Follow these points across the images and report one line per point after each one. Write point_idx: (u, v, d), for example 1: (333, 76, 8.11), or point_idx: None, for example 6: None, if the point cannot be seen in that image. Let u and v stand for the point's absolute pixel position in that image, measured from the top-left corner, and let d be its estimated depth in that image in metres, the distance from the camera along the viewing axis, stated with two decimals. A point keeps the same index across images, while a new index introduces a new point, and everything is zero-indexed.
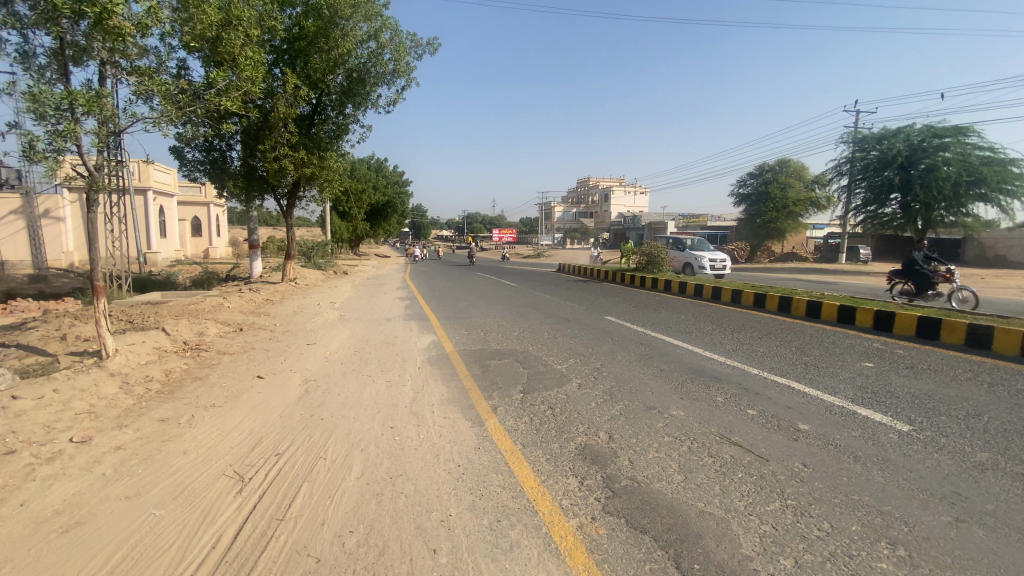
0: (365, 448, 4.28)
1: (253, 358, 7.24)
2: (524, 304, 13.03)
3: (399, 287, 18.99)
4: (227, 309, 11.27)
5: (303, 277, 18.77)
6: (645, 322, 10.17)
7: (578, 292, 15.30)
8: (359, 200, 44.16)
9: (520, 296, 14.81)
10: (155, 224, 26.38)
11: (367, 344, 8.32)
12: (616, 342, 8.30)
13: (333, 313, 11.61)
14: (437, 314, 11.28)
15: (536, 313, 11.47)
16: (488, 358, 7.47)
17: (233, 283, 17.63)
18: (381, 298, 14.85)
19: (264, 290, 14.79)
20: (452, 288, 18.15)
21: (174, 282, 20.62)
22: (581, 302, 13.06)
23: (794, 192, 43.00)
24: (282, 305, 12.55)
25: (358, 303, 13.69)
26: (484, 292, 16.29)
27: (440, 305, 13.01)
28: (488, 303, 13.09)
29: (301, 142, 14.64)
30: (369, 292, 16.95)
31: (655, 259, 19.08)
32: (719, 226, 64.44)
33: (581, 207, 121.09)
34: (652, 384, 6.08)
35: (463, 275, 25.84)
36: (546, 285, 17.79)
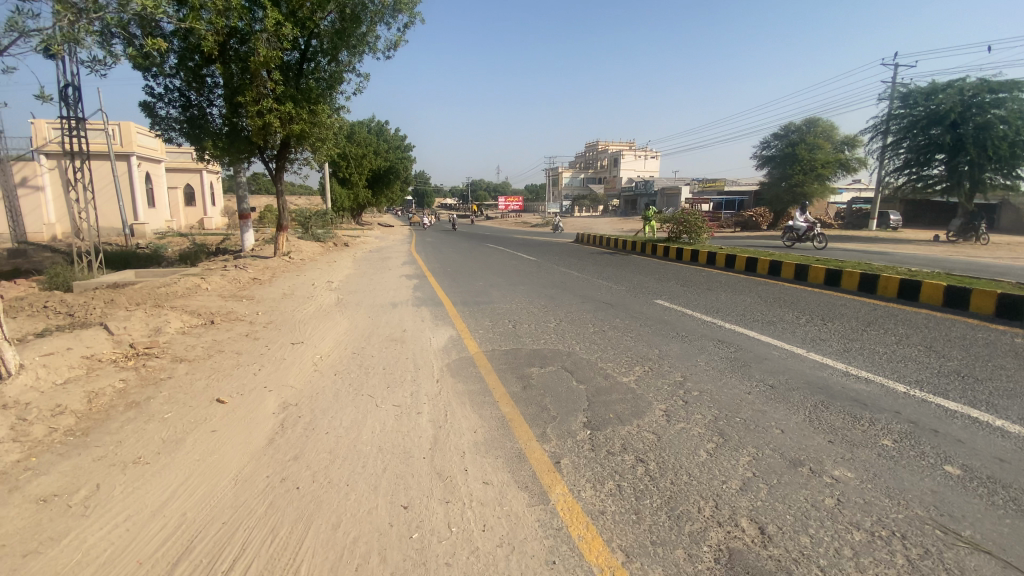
0: (363, 566, 2.54)
1: (218, 367, 5.48)
2: (551, 282, 11.15)
3: (405, 261, 17.12)
4: (205, 293, 9.48)
5: (298, 250, 16.93)
6: (708, 308, 8.31)
7: (610, 268, 13.36)
8: (360, 165, 41.87)
9: (544, 272, 12.90)
10: (140, 193, 24.35)
11: (368, 343, 6.53)
12: (686, 338, 6.47)
13: (329, 297, 9.80)
14: (453, 298, 9.46)
15: (569, 294, 9.62)
16: (529, 364, 5.68)
17: (221, 258, 15.81)
18: (386, 275, 13.07)
19: (254, 267, 13.04)
20: (464, 263, 16.35)
21: (159, 257, 18.83)
22: (618, 280, 11.17)
23: (824, 155, 40.12)
24: (272, 286, 10.77)
25: (359, 281, 11.90)
26: (501, 268, 14.41)
27: (454, 284, 11.17)
28: (509, 283, 11.24)
29: (288, 94, 12.56)
30: (374, 267, 15.13)
31: (691, 228, 16.96)
32: (737, 192, 61.66)
33: (589, 173, 117.48)
34: (772, 414, 4.29)
35: (473, 246, 23.85)
36: (570, 259, 15.88)
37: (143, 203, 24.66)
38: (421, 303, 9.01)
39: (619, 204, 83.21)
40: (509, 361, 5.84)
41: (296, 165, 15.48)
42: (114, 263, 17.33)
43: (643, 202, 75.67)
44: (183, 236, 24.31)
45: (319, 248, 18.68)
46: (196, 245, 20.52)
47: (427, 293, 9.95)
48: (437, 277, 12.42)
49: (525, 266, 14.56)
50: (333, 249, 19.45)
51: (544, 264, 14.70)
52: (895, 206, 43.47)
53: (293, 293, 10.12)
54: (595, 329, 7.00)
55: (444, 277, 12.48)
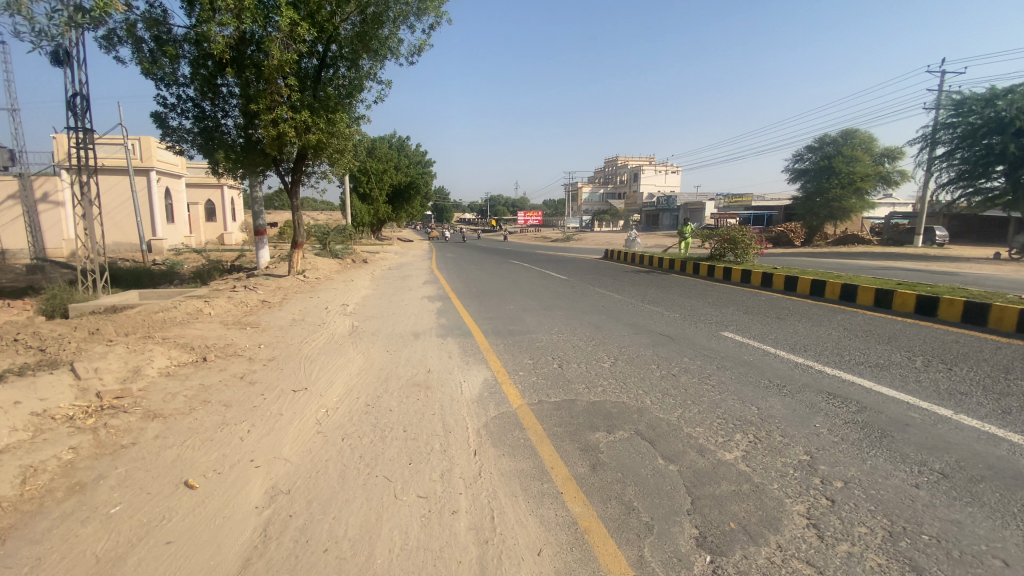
0: None
1: (198, 426, 4.30)
2: (590, 305, 9.88)
3: (427, 280, 16.04)
4: (205, 319, 8.42)
5: (314, 267, 15.98)
6: (789, 343, 6.94)
7: (654, 289, 12.00)
8: (381, 180, 41.67)
9: (579, 294, 11.62)
10: (159, 209, 23.85)
11: (387, 389, 5.32)
12: (783, 389, 5.14)
13: (343, 324, 8.63)
14: (484, 326, 8.21)
15: (615, 321, 8.34)
16: (592, 423, 4.39)
17: (234, 277, 14.92)
18: (408, 296, 11.98)
19: (265, 287, 12.05)
20: (489, 282, 15.18)
21: (172, 274, 18.07)
22: (669, 306, 9.82)
23: (863, 168, 38.19)
24: (282, 309, 9.69)
25: (377, 304, 10.76)
26: (531, 288, 13.17)
27: (483, 308, 9.96)
28: (543, 306, 10.01)
29: (306, 102, 11.65)
30: (393, 287, 14.02)
31: (737, 245, 15.40)
32: (764, 207, 59.78)
33: (610, 188, 116.43)
34: (971, 531, 2.93)
35: (497, 264, 22.71)
36: (605, 279, 14.57)
37: (162, 218, 24.16)
38: (448, 332, 7.80)
39: (642, 219, 81.60)
40: (566, 418, 4.54)
41: (313, 178, 14.58)
42: (125, 281, 16.60)
43: (666, 217, 74.02)
44: (200, 252, 23.70)
45: (337, 266, 17.70)
46: (212, 262, 19.79)
47: (453, 320, 8.71)
48: (463, 300, 11.26)
49: (556, 286, 13.32)
50: (351, 266, 18.45)
51: (577, 284, 13.45)
52: (938, 221, 41.22)
53: (304, 318, 9.02)
54: (661, 374, 5.68)
55: (471, 299, 11.33)
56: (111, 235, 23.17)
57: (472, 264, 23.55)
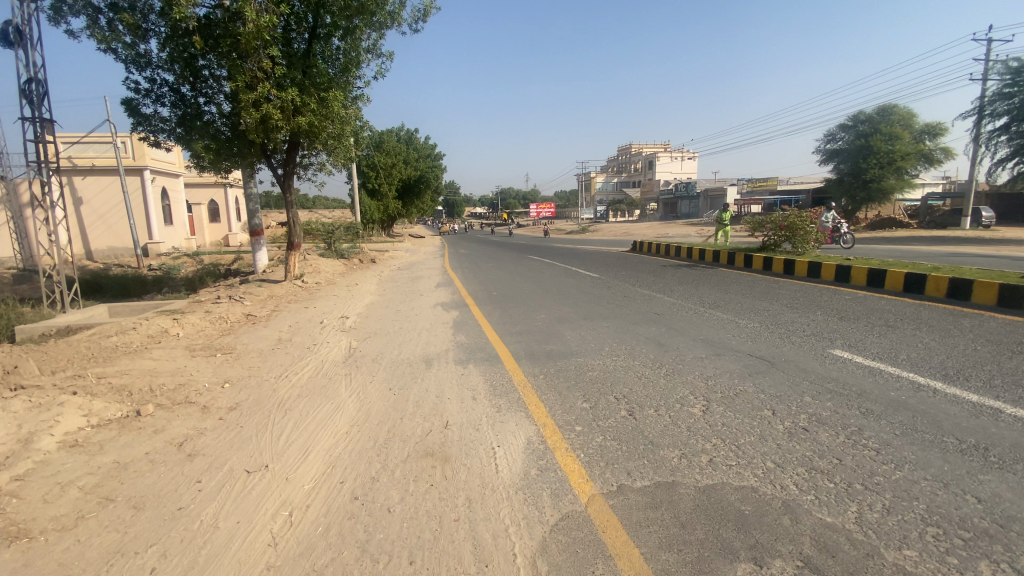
0: None
1: (74, 562, 2.63)
2: (643, 311, 8.09)
3: (440, 281, 14.33)
4: (168, 343, 6.81)
5: (315, 269, 14.38)
6: (937, 368, 5.11)
7: (709, 288, 10.11)
8: (390, 175, 40.17)
9: (621, 296, 9.82)
10: (155, 210, 22.44)
11: (389, 461, 3.60)
12: (996, 461, 3.35)
13: (338, 344, 6.91)
14: (515, 343, 6.44)
15: (684, 335, 6.55)
16: (723, 544, 2.63)
17: (226, 283, 13.40)
18: (418, 304, 10.24)
19: (255, 296, 10.42)
20: (510, 282, 13.38)
21: (165, 281, 16.64)
22: (741, 311, 7.95)
23: (904, 146, 35.47)
24: (267, 326, 8.02)
25: (382, 314, 9.03)
26: (561, 288, 11.38)
27: (509, 318, 8.17)
28: (582, 313, 8.21)
29: (293, 81, 9.91)
30: (401, 291, 12.31)
31: (794, 233, 13.31)
32: (790, 191, 57.03)
33: (624, 177, 113.68)
34: None
35: (516, 260, 20.90)
36: (644, 276, 12.69)
37: (160, 220, 22.78)
38: (470, 355, 6.05)
39: (659, 208, 79.02)
40: (676, 531, 2.76)
41: (309, 171, 12.91)
42: (112, 290, 15.19)
43: (684, 205, 71.46)
44: (199, 255, 22.30)
45: (341, 267, 16.03)
46: (208, 266, 18.29)
47: (474, 337, 6.94)
48: (484, 307, 9.47)
49: (590, 285, 11.53)
50: (357, 267, 16.77)
51: (614, 282, 11.62)
52: (985, 201, 38.33)
53: (291, 337, 7.33)
54: (788, 430, 3.89)
55: (492, 306, 9.54)
56: (107, 240, 21.86)
57: (487, 260, 21.72)
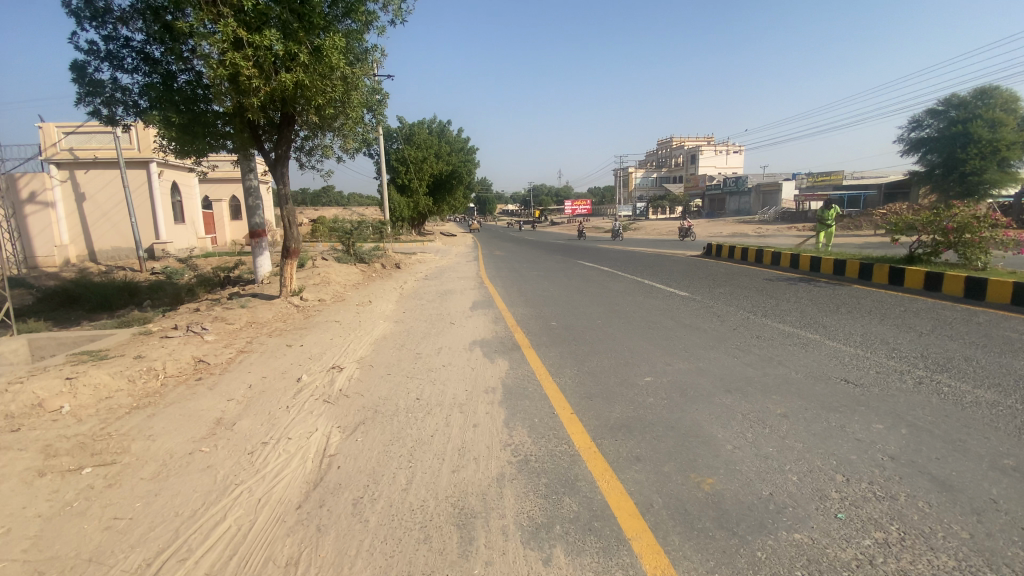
0: None
1: None
2: (820, 377, 4.83)
3: (478, 293, 11.28)
4: (25, 435, 4.03)
5: (324, 277, 11.60)
6: None
7: (885, 326, 6.70)
8: (421, 169, 37.63)
9: (751, 333, 6.55)
10: (164, 208, 20.28)
11: None
12: None
13: (304, 437, 3.93)
14: (632, 465, 3.30)
15: (968, 461, 3.29)
16: None
17: (213, 297, 10.78)
18: (448, 333, 7.17)
19: (229, 321, 7.62)
20: (567, 293, 10.20)
21: (157, 290, 14.26)
22: (1003, 383, 4.57)
23: (1010, 133, 30.33)
24: (217, 386, 5.16)
25: (394, 357, 6.01)
26: (644, 309, 8.17)
27: (593, 376, 5.00)
28: (713, 374, 5.01)
29: (276, 24, 7.01)
30: (428, 306, 9.33)
31: (966, 237, 9.60)
32: (857, 187, 51.56)
33: (664, 173, 108.58)
34: None
35: (566, 263, 17.67)
36: (755, 294, 9.30)
37: (169, 218, 20.60)
38: (549, 498, 2.94)
39: (705, 204, 74.29)
40: None
41: (314, 156, 10.01)
42: (93, 301, 12.86)
43: (733, 202, 66.76)
44: (209, 257, 20.01)
45: (357, 274, 13.18)
46: (211, 271, 15.83)
47: (543, 430, 3.81)
48: (544, 344, 6.32)
49: (687, 306, 8.29)
50: (377, 274, 13.92)
51: (719, 305, 8.36)
52: None
53: (238, 417, 4.43)
54: None
55: (558, 340, 6.40)
56: (112, 240, 19.85)
57: (529, 262, 18.54)
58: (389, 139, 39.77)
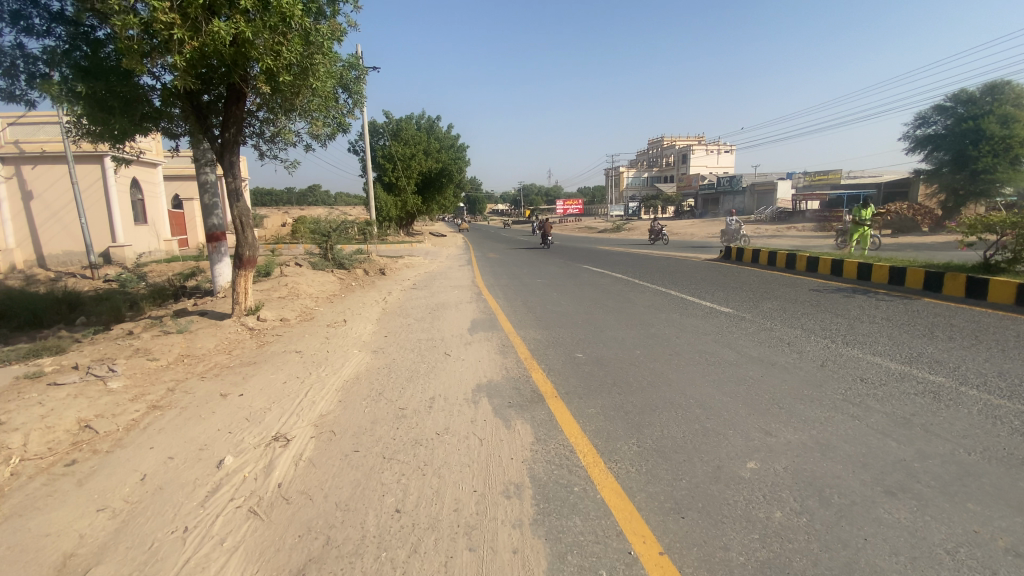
0: None
1: None
2: (1008, 465, 3.21)
3: (476, 304, 9.53)
4: None
5: (292, 288, 9.78)
6: None
7: (1016, 362, 5.12)
8: (409, 167, 35.78)
9: (847, 374, 4.93)
10: (121, 207, 18.22)
11: None
12: None
13: None
14: None
15: None
16: None
17: (155, 315, 8.92)
18: (441, 368, 5.39)
19: (154, 355, 5.81)
20: (584, 307, 8.50)
21: (102, 301, 12.28)
22: None
23: None
24: (90, 481, 3.39)
25: (366, 415, 4.23)
26: (688, 334, 6.50)
27: (667, 463, 3.30)
28: (848, 461, 3.34)
29: None
30: (415, 326, 7.53)
31: None
32: (855, 187, 50.72)
33: (655, 172, 107.72)
34: None
35: (570, 266, 15.95)
36: (813, 310, 7.70)
37: (128, 219, 18.52)
38: None
39: (698, 203, 73.21)
40: None
41: (274, 142, 8.25)
42: (18, 317, 10.85)
43: (728, 201, 65.75)
44: (171, 262, 18.00)
45: (333, 283, 11.30)
46: (168, 279, 13.86)
47: None
48: (579, 390, 4.58)
49: (740, 330, 6.64)
50: (357, 283, 12.11)
51: (778, 327, 6.73)
52: None
53: (98, 554, 2.68)
54: None
55: (595, 386, 4.69)
56: (63, 243, 17.76)
57: (528, 266, 16.74)
58: (375, 134, 37.86)
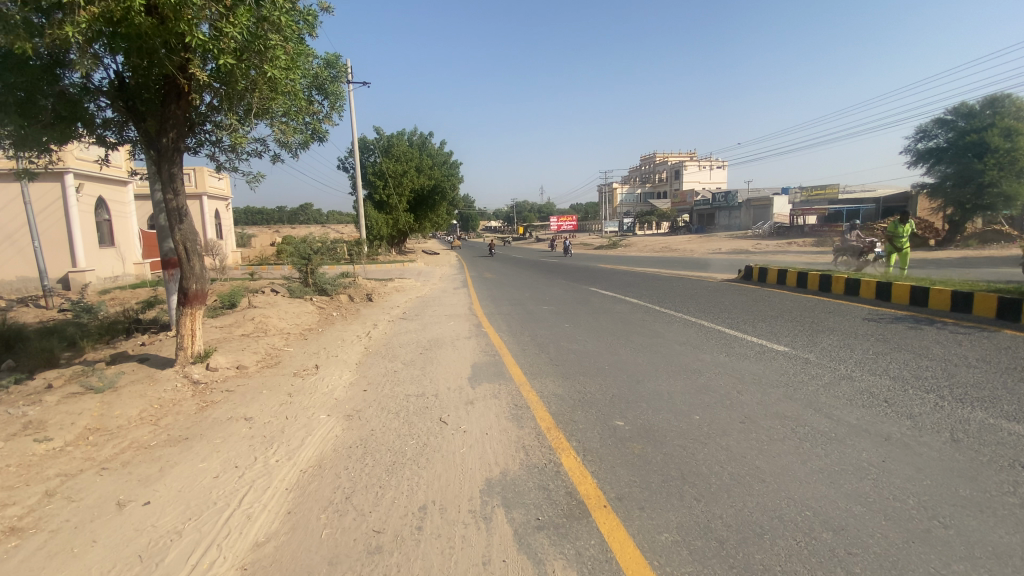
0: None
1: None
2: None
3: (475, 337, 8.09)
4: None
5: (259, 323, 8.30)
6: None
7: None
8: (400, 184, 34.54)
9: (995, 460, 3.57)
10: (84, 229, 16.72)
11: None
12: None
13: None
14: None
15: None
16: None
17: (90, 360, 7.40)
18: (435, 447, 3.94)
19: (48, 433, 4.33)
20: (605, 343, 7.09)
21: (44, 337, 10.70)
22: None
23: None
24: None
25: (321, 549, 2.78)
26: (750, 386, 5.10)
27: None
28: None
29: None
30: (403, 372, 6.06)
31: None
32: (852, 201, 50.22)
33: (647, 189, 107.65)
34: None
35: (576, 287, 14.58)
36: (885, 349, 6.36)
37: (91, 242, 16.99)
38: None
39: (694, 219, 72.43)
40: None
41: (232, 152, 6.91)
42: None
43: (723, 216, 65.07)
44: (137, 288, 16.41)
45: (309, 313, 9.81)
46: (126, 309, 12.31)
47: None
48: (637, 496, 3.15)
49: (813, 381, 5.26)
50: (338, 312, 10.64)
51: (860, 376, 5.36)
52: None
53: None
54: None
55: (656, 484, 3.27)
56: (19, 268, 16.18)
57: (529, 287, 15.35)
58: (364, 150, 36.66)
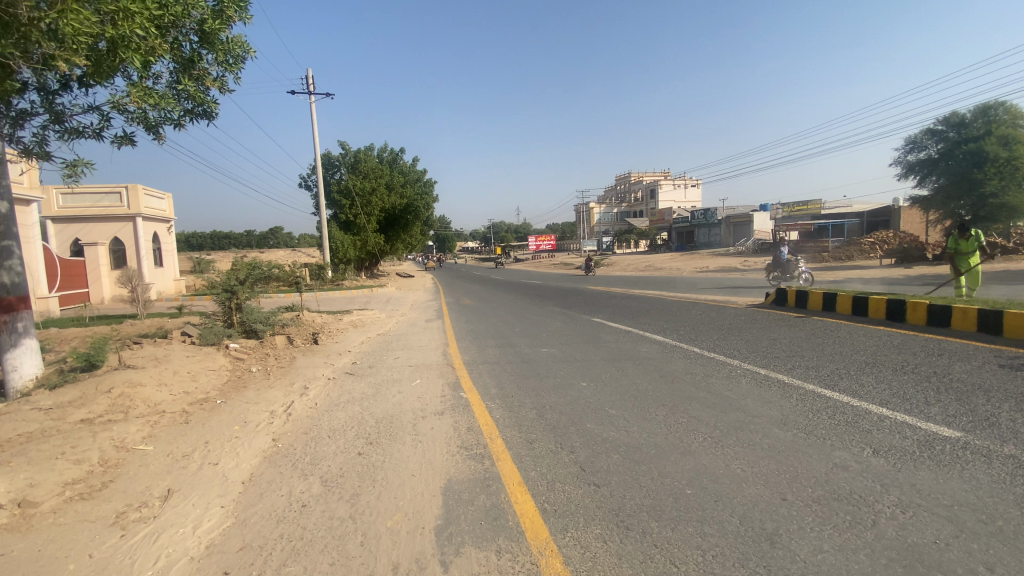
0: None
1: None
2: None
3: (449, 404, 5.36)
4: None
5: (118, 396, 5.41)
6: None
7: None
8: (368, 203, 31.76)
9: None
10: None
11: None
12: None
13: None
14: None
15: None
16: None
17: None
18: None
19: None
20: (658, 421, 4.47)
21: None
22: None
23: None
24: None
25: None
26: (1003, 554, 2.54)
27: None
28: None
29: None
30: (318, 509, 3.29)
31: None
32: (835, 216, 49.45)
33: (624, 208, 107.22)
34: None
35: (576, 316, 11.99)
36: None
37: None
38: None
39: (674, 235, 71.19)
40: None
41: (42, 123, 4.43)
42: None
43: (703, 233, 64.05)
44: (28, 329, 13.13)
45: (215, 369, 6.93)
46: None
47: None
48: None
49: None
50: (262, 364, 7.76)
51: None
52: None
53: None
54: None
55: None
56: None
57: (517, 316, 12.69)
58: (330, 167, 33.85)
